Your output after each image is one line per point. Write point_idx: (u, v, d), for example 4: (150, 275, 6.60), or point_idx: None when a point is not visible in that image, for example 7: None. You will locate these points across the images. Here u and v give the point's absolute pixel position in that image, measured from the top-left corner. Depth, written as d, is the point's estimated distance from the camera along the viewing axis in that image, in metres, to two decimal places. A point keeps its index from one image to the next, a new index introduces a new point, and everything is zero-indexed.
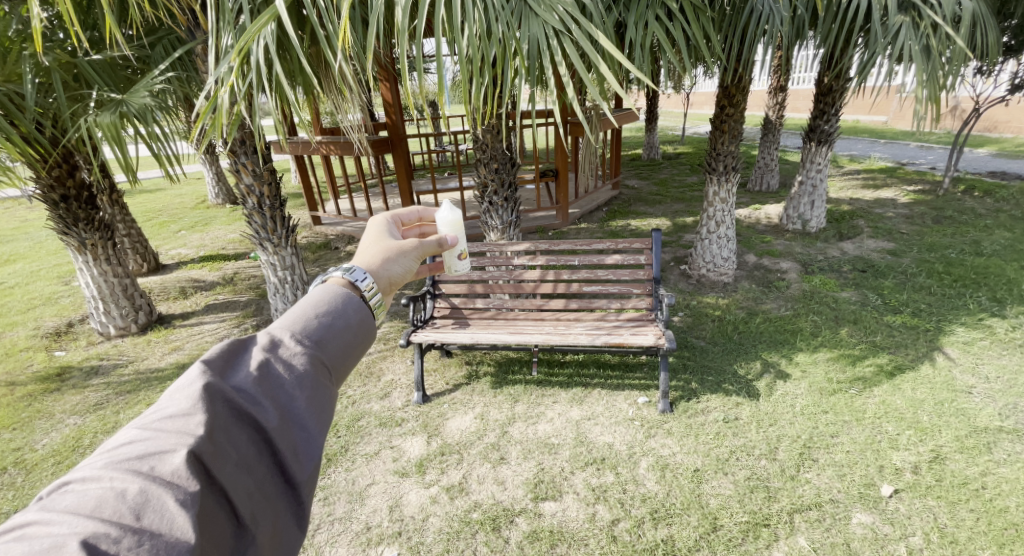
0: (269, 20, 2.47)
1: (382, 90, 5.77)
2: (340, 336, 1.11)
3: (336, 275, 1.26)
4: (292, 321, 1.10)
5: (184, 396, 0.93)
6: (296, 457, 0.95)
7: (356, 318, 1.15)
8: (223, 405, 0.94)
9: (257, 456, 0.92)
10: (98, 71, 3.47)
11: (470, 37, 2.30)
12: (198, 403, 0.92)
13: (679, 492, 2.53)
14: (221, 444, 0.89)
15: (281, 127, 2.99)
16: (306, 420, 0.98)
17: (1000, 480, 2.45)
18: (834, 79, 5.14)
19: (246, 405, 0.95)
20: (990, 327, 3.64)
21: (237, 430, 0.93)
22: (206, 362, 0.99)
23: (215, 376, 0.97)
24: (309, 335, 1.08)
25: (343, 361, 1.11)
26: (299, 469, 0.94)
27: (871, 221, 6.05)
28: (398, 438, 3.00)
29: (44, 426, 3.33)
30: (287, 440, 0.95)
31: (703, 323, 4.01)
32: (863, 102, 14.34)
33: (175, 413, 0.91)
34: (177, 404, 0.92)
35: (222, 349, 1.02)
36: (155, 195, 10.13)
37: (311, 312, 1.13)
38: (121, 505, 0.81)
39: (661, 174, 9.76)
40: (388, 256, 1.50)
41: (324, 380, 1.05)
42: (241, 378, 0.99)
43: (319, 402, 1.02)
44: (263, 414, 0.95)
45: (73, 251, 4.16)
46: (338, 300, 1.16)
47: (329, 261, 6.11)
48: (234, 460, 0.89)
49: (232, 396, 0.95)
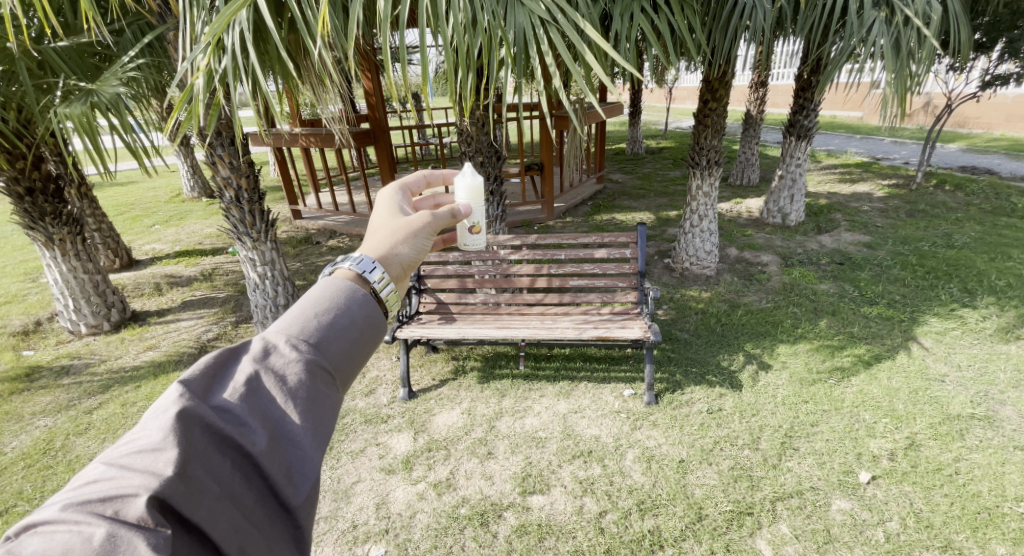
0: (244, 5, 2.37)
1: (364, 80, 5.61)
2: (342, 336, 1.08)
3: (344, 267, 1.22)
4: (286, 326, 1.07)
5: (158, 427, 0.88)
6: (290, 479, 0.91)
7: (360, 314, 1.11)
8: (200, 432, 0.89)
9: (243, 484, 0.88)
10: (65, 60, 3.33)
11: (455, 25, 2.24)
12: (171, 432, 0.87)
13: (664, 482, 2.56)
14: (199, 477, 0.84)
15: (259, 119, 2.90)
16: (297, 438, 0.94)
17: (972, 466, 2.54)
18: (812, 74, 5.22)
19: (232, 429, 0.91)
20: (962, 317, 3.76)
21: (219, 457, 0.88)
22: (185, 383, 0.94)
23: (193, 400, 0.92)
24: (306, 339, 1.05)
25: (345, 363, 1.07)
26: (292, 491, 0.91)
27: (848, 215, 6.20)
28: (384, 435, 2.98)
29: (12, 428, 3.20)
30: (277, 462, 0.91)
31: (687, 316, 4.06)
32: (839, 98, 14.65)
33: (145, 447, 0.85)
34: (149, 437, 0.87)
35: (204, 366, 0.97)
36: (126, 189, 9.82)
37: (308, 312, 1.09)
38: (86, 552, 0.75)
39: (645, 168, 9.85)
40: (402, 241, 1.43)
41: (324, 387, 1.02)
42: (222, 399, 0.94)
43: (316, 414, 0.98)
44: (250, 436, 0.91)
45: (40, 247, 4.01)
46: (342, 298, 1.12)
47: (311, 256, 6.01)
48: (215, 491, 0.84)
49: (213, 420, 0.90)
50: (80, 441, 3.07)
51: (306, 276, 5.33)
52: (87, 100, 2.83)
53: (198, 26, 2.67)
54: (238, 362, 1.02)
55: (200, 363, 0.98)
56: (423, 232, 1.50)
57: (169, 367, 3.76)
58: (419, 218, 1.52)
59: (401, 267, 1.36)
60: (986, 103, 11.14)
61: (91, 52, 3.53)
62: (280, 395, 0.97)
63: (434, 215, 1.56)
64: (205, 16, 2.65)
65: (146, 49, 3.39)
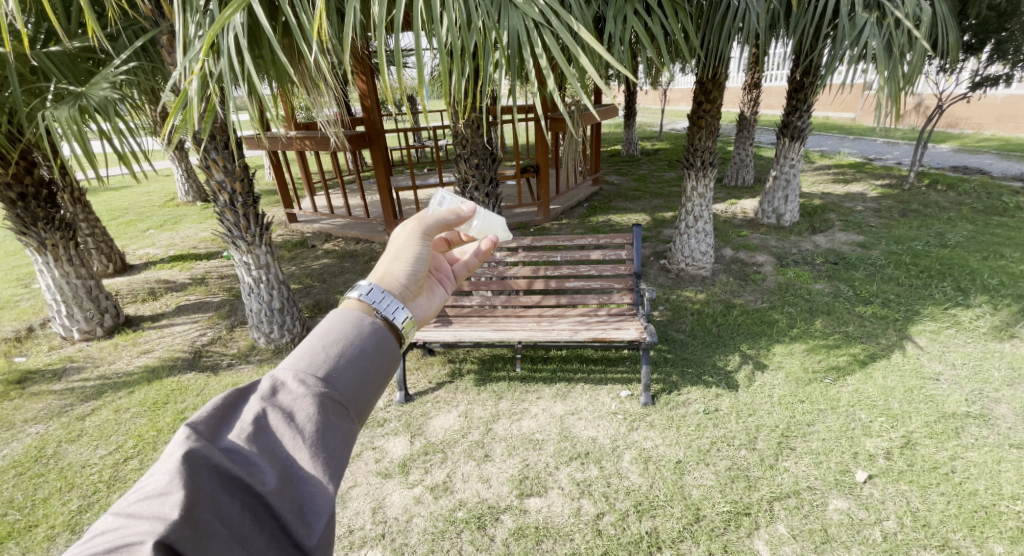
0: (239, 8, 2.39)
1: (357, 83, 5.54)
2: (350, 368, 1.12)
3: (353, 296, 1.25)
4: (295, 360, 1.11)
5: (166, 470, 0.92)
6: (302, 518, 0.95)
7: (370, 342, 1.15)
8: (208, 474, 0.93)
9: (253, 524, 0.92)
10: (57, 64, 3.30)
11: (449, 26, 2.21)
12: (181, 475, 0.90)
13: (662, 483, 2.55)
14: (207, 521, 0.88)
15: (255, 122, 2.85)
16: (308, 475, 0.98)
17: (968, 464, 2.54)
18: (805, 76, 5.24)
19: (241, 469, 0.95)
20: (956, 316, 3.77)
21: (229, 498, 0.92)
22: (192, 425, 0.99)
23: (201, 442, 0.96)
24: (314, 373, 1.09)
25: (356, 394, 1.11)
26: (305, 530, 0.94)
27: (841, 215, 6.23)
28: (380, 439, 2.95)
29: (4, 436, 3.17)
30: (287, 502, 0.95)
31: (683, 316, 4.06)
32: (832, 99, 14.77)
33: (152, 492, 0.89)
34: (158, 481, 0.90)
35: (213, 407, 1.02)
36: (119, 194, 9.75)
37: (318, 344, 1.13)
38: None
39: (640, 170, 9.87)
40: (395, 257, 1.51)
41: (336, 420, 1.06)
42: (230, 441, 0.99)
43: (328, 447, 1.03)
44: (259, 476, 0.95)
45: (33, 252, 3.97)
46: (349, 329, 1.16)
47: (307, 259, 5.99)
48: (223, 535, 0.89)
49: (222, 461, 0.94)
50: (73, 448, 3.04)
51: (301, 280, 5.30)
52: (77, 103, 2.82)
53: (191, 28, 2.66)
54: (248, 400, 1.07)
55: (208, 405, 1.02)
56: (415, 242, 1.54)
57: (163, 372, 3.73)
58: (410, 229, 1.57)
59: (394, 280, 1.42)
60: (978, 103, 11.23)
61: (85, 57, 3.50)
62: (289, 432, 1.01)
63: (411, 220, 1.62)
64: (199, 19, 2.65)
65: (138, 52, 3.34)
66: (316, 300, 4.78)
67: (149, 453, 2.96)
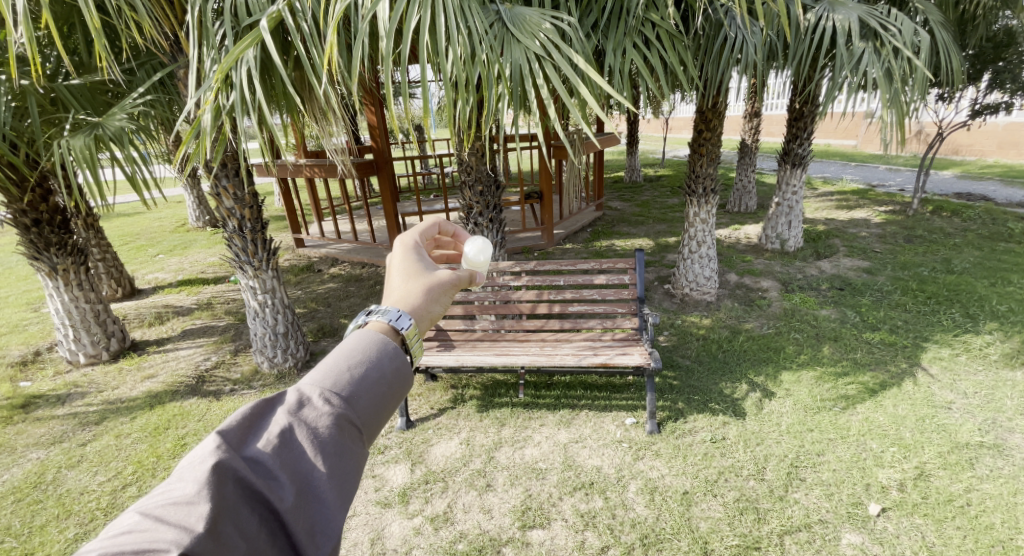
0: (251, 44, 2.48)
1: (366, 113, 5.69)
2: (371, 390, 1.11)
3: (377, 318, 1.26)
4: (319, 377, 1.11)
5: (194, 478, 0.94)
6: (313, 538, 0.97)
7: (391, 367, 1.14)
8: (233, 486, 0.95)
9: (268, 539, 0.95)
10: (76, 96, 3.41)
11: (454, 59, 2.26)
12: (208, 485, 0.93)
13: (668, 516, 2.49)
14: (229, 535, 0.91)
15: (266, 151, 2.91)
16: (323, 496, 1.00)
17: (984, 496, 2.47)
18: (804, 105, 5.31)
19: (262, 484, 0.97)
20: (965, 343, 3.72)
21: (249, 512, 0.95)
22: (221, 434, 1.01)
23: (229, 452, 0.99)
24: (337, 392, 1.09)
25: (374, 418, 1.11)
26: (314, 550, 0.96)
27: (846, 241, 6.22)
28: (381, 467, 2.91)
29: (5, 461, 3.15)
30: (302, 521, 0.97)
31: (688, 342, 4.03)
32: (832, 127, 14.96)
33: (180, 500, 0.92)
34: (185, 489, 0.93)
35: (241, 417, 1.04)
36: (131, 219, 9.93)
37: (343, 364, 1.13)
38: None
39: (644, 196, 9.94)
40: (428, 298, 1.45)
41: (351, 444, 1.06)
42: (255, 452, 1.00)
43: (342, 470, 1.04)
44: (279, 492, 0.98)
45: (44, 276, 4.02)
46: (373, 350, 1.16)
47: (313, 284, 6.02)
48: (242, 549, 0.92)
49: (247, 474, 0.97)
50: (72, 474, 3.01)
51: (306, 305, 5.33)
52: (93, 134, 2.89)
53: (207, 64, 2.73)
54: (272, 412, 1.07)
55: (237, 414, 1.04)
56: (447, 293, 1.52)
57: (166, 398, 3.72)
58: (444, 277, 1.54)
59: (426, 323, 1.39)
60: (978, 131, 11.32)
61: (104, 89, 3.60)
62: (309, 450, 1.02)
63: (411, 239, 1.70)
64: (215, 54, 2.74)
65: (156, 85, 3.44)
66: (320, 324, 4.79)
67: (147, 481, 2.92)
